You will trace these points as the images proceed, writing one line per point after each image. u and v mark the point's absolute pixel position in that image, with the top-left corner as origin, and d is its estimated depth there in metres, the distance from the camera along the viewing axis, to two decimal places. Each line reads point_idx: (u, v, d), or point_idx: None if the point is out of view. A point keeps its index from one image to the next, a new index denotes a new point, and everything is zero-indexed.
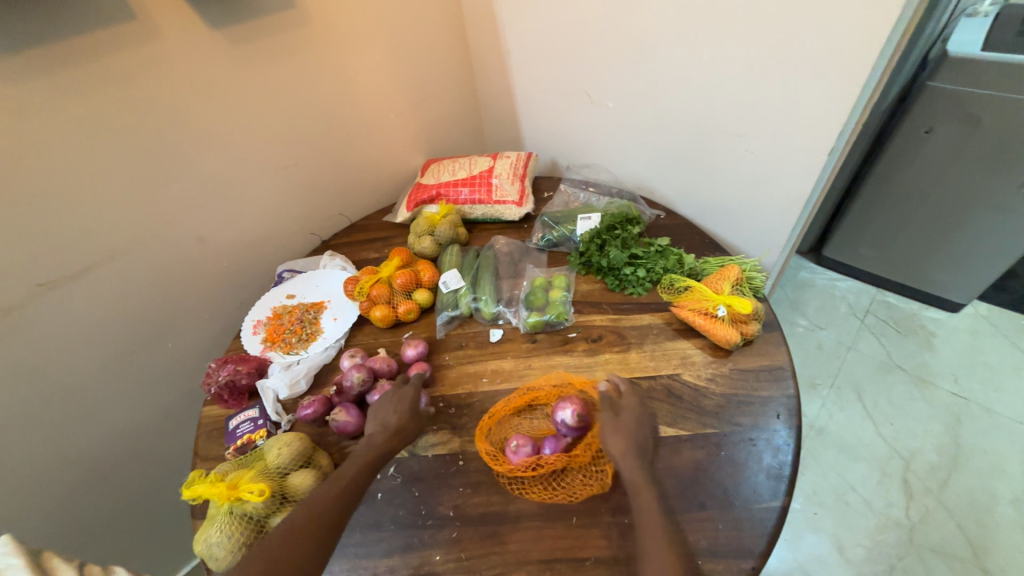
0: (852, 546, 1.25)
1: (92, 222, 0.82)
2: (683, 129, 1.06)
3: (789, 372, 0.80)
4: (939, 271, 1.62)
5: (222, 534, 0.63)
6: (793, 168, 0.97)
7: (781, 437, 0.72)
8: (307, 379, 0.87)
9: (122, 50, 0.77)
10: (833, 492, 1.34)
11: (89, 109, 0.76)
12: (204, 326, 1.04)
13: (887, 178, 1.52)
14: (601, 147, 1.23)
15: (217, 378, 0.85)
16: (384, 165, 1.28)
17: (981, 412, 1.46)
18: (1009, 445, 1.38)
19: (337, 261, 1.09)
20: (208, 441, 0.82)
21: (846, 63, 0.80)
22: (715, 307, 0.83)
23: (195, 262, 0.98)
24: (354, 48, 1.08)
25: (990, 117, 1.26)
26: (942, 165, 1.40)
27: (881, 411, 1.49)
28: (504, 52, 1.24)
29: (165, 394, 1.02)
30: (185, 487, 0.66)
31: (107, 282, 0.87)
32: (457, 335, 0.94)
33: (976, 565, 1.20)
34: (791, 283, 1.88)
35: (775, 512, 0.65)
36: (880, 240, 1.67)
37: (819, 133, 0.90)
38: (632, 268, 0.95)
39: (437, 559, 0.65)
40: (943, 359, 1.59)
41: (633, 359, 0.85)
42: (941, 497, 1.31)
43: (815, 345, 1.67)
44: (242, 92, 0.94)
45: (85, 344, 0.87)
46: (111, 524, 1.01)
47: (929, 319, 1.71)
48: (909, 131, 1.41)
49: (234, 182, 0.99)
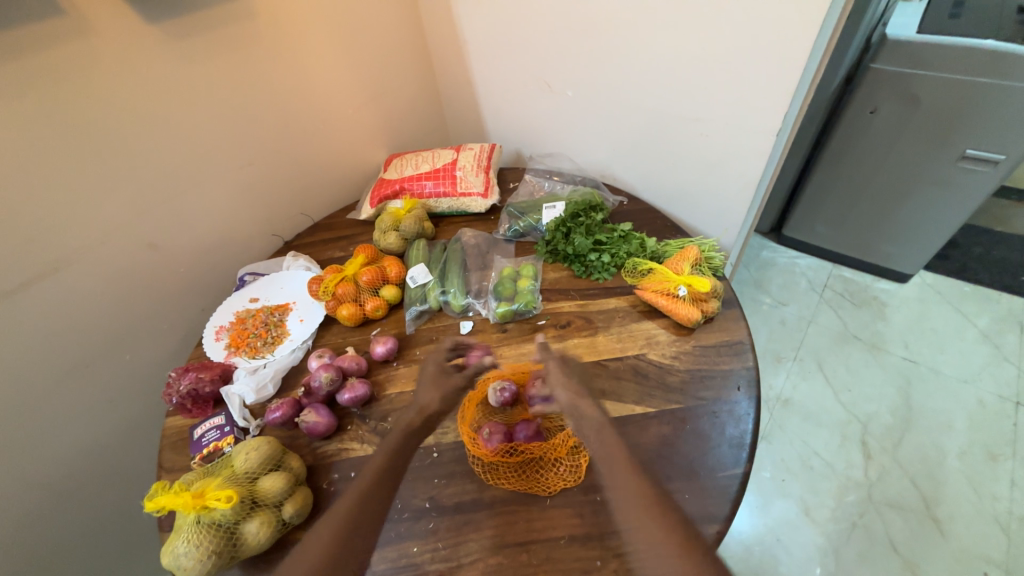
0: (818, 508, 1.32)
1: (32, 231, 0.77)
2: (640, 116, 1.08)
3: (748, 345, 0.83)
4: (888, 244, 1.71)
5: (189, 543, 0.61)
6: (745, 151, 1.01)
7: (742, 407, 0.76)
8: (274, 383, 0.85)
9: (53, 48, 0.73)
10: (799, 458, 1.41)
11: (20, 110, 0.72)
12: (163, 336, 1.00)
13: (839, 157, 1.59)
14: (563, 136, 1.24)
15: (178, 388, 0.82)
16: (345, 161, 1.25)
17: (929, 373, 1.56)
18: (954, 402, 1.49)
19: (301, 261, 1.07)
20: (173, 452, 0.80)
21: (789, 47, 0.83)
22: (676, 287, 0.86)
23: (150, 268, 0.94)
24: (304, 42, 1.05)
25: (927, 96, 1.33)
26: (888, 143, 1.48)
27: (840, 379, 1.57)
28: (462, 43, 1.23)
29: (126, 408, 0.98)
30: (147, 499, 0.64)
31: (54, 293, 0.82)
32: (428, 330, 0.93)
33: (929, 515, 1.28)
34: (753, 263, 1.95)
35: (737, 478, 0.68)
36: (833, 218, 1.75)
37: (766, 117, 0.94)
38: (597, 254, 0.97)
39: (414, 551, 0.65)
40: (894, 327, 1.69)
41: (600, 343, 0.87)
42: (895, 455, 1.39)
43: (777, 322, 1.75)
44: (188, 90, 0.90)
45: (34, 360, 0.82)
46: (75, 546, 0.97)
47: (880, 291, 1.80)
48: (856, 111, 1.47)
49: (186, 185, 0.95)
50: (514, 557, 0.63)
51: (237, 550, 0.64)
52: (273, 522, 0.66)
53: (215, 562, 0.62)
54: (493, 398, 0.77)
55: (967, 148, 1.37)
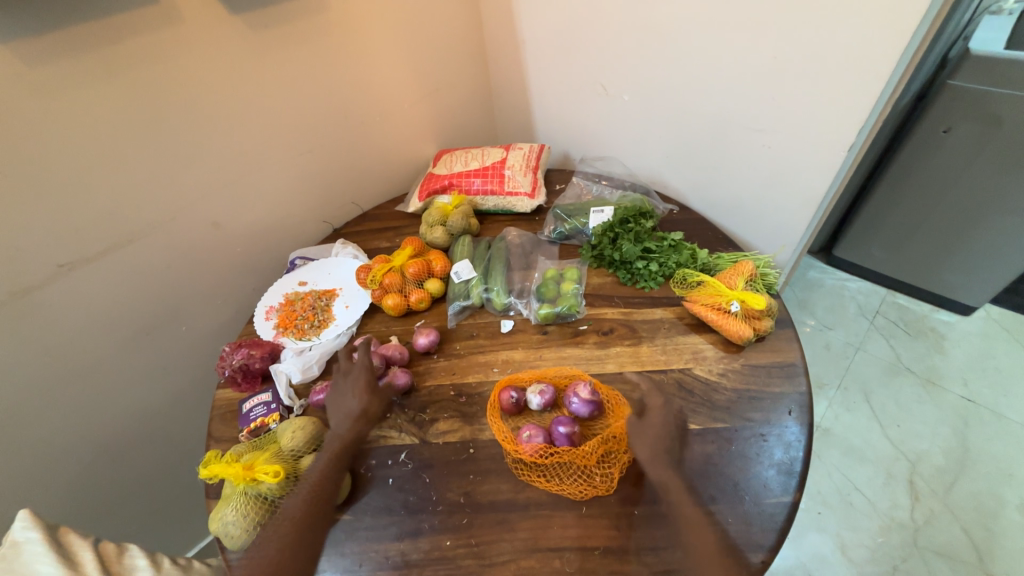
0: (856, 547, 1.25)
1: (111, 205, 0.82)
2: (700, 123, 1.05)
3: (801, 369, 0.80)
4: (952, 273, 1.60)
5: (237, 513, 0.64)
6: (812, 165, 0.96)
7: (792, 433, 0.72)
8: (319, 365, 0.88)
9: (144, 34, 0.77)
10: (837, 492, 1.34)
11: (110, 90, 0.76)
12: (217, 311, 1.05)
13: (904, 177, 1.50)
14: (615, 140, 1.22)
15: (231, 362, 0.86)
16: (396, 154, 1.27)
17: (990, 416, 1.45)
18: (1017, 449, 1.38)
19: (349, 249, 1.10)
20: (222, 423, 0.84)
21: (872, 57, 0.79)
22: (728, 302, 0.83)
23: (210, 246, 0.98)
24: (367, 36, 1.07)
25: (1010, 117, 1.24)
26: (961, 165, 1.38)
27: (888, 413, 1.48)
28: (520, 42, 1.23)
29: (179, 377, 1.03)
30: (201, 466, 0.67)
31: (126, 264, 0.87)
32: (468, 325, 0.94)
33: (981, 569, 1.19)
34: (801, 282, 1.86)
35: (785, 507, 0.66)
36: (893, 241, 1.66)
37: (839, 130, 0.89)
38: (644, 262, 0.95)
39: (447, 544, 0.66)
40: (953, 362, 1.58)
41: (644, 353, 0.85)
42: (946, 499, 1.30)
43: (823, 346, 1.66)
44: (259, 78, 0.94)
45: (103, 326, 0.88)
46: (125, 503, 1.03)
47: (940, 322, 1.69)
48: (928, 130, 1.38)
49: (249, 169, 0.99)
50: (547, 563, 0.63)
51: None
52: None
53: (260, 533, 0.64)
54: (533, 400, 0.76)
55: None
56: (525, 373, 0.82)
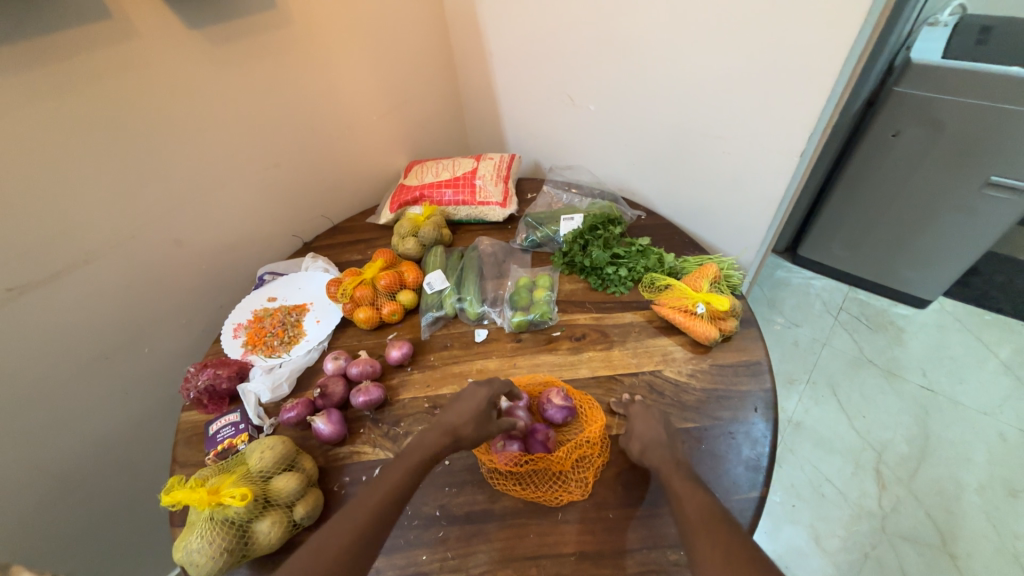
0: (829, 536, 1.29)
1: (65, 224, 0.79)
2: (661, 131, 1.09)
3: (765, 366, 0.83)
4: (906, 269, 1.69)
5: (202, 539, 0.61)
6: (768, 170, 1.01)
7: (759, 429, 0.75)
8: (290, 383, 0.86)
9: (97, 49, 0.75)
10: (810, 484, 1.38)
11: (62, 106, 0.74)
12: (182, 331, 1.02)
13: (859, 178, 1.57)
14: (582, 148, 1.25)
15: (196, 383, 0.83)
16: (366, 166, 1.27)
17: (947, 403, 1.52)
18: (972, 434, 1.45)
19: (320, 263, 1.08)
20: (187, 447, 0.81)
21: (817, 70, 0.83)
22: (695, 304, 0.85)
23: (173, 264, 0.96)
24: (333, 49, 1.07)
25: (951, 121, 1.32)
26: (909, 166, 1.46)
27: (854, 405, 1.54)
28: (487, 54, 1.25)
29: (142, 400, 1.00)
30: (164, 493, 0.65)
31: (82, 285, 0.84)
32: (442, 336, 0.94)
33: (945, 551, 1.25)
34: (768, 282, 1.93)
35: (753, 502, 0.68)
36: (851, 240, 1.73)
37: (791, 137, 0.93)
38: (614, 268, 0.97)
39: (423, 559, 0.65)
40: (912, 354, 1.66)
41: (616, 357, 0.86)
42: (911, 485, 1.36)
43: (791, 343, 1.72)
44: (222, 93, 0.92)
45: (57, 350, 0.84)
46: (83, 536, 0.98)
47: (898, 315, 1.78)
48: (878, 134, 1.46)
49: (213, 184, 0.97)
50: (524, 571, 0.63)
51: (247, 549, 0.64)
52: (285, 522, 0.66)
53: (226, 559, 0.62)
54: (508, 407, 0.76)
55: (992, 175, 1.35)
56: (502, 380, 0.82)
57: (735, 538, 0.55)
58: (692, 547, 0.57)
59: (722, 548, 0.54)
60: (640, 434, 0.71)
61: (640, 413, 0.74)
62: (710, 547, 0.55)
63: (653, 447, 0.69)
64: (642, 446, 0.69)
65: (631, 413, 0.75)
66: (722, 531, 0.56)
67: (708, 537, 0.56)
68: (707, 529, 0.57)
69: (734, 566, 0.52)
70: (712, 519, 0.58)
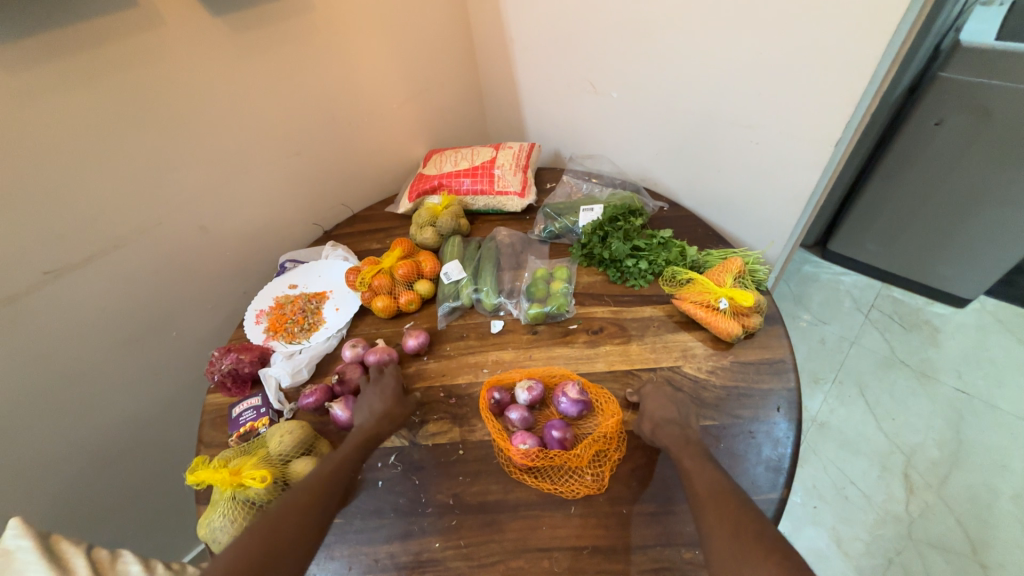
0: (851, 540, 1.25)
1: (96, 211, 0.82)
2: (687, 119, 1.05)
3: (790, 365, 0.80)
4: (946, 265, 1.60)
5: (225, 518, 0.64)
6: (799, 161, 0.96)
7: (781, 429, 0.72)
8: (309, 368, 0.87)
9: (124, 38, 0.76)
10: (833, 487, 1.34)
11: (92, 95, 0.76)
12: (207, 316, 1.05)
13: (896, 169, 1.49)
14: (604, 138, 1.22)
15: (220, 367, 0.85)
16: (386, 155, 1.27)
17: (984, 407, 1.45)
18: (1011, 440, 1.38)
19: (339, 252, 1.09)
20: (212, 428, 0.83)
21: (856, 54, 0.79)
22: (717, 299, 0.83)
23: (198, 251, 0.98)
24: (354, 36, 1.07)
25: (1001, 108, 1.23)
26: (952, 157, 1.38)
27: (882, 407, 1.48)
28: (507, 40, 1.23)
29: (171, 381, 1.03)
30: (189, 472, 0.67)
31: (113, 270, 0.87)
32: (458, 326, 0.94)
33: (976, 560, 1.20)
34: (795, 277, 1.86)
35: (773, 503, 0.66)
36: (886, 234, 1.65)
37: (825, 126, 0.89)
38: (634, 260, 0.94)
39: (436, 546, 0.66)
40: (947, 355, 1.58)
41: (633, 352, 0.85)
42: (941, 491, 1.31)
43: (818, 340, 1.66)
44: (244, 81, 0.93)
45: (91, 332, 0.88)
46: (117, 508, 1.03)
47: (934, 315, 1.69)
48: (919, 122, 1.38)
49: (236, 173, 0.99)
50: (536, 563, 0.63)
51: None
52: None
53: None
54: (520, 396, 0.75)
55: None
56: (515, 371, 0.82)
57: (744, 512, 0.56)
58: (703, 521, 0.57)
59: (730, 520, 0.55)
60: (651, 415, 0.71)
61: (654, 395, 0.74)
62: (720, 521, 0.55)
63: (664, 427, 0.69)
64: (654, 425, 0.70)
65: (644, 394, 0.75)
66: (731, 505, 0.57)
67: (716, 511, 0.57)
68: (718, 504, 0.57)
69: (742, 538, 0.53)
70: (720, 492, 0.58)
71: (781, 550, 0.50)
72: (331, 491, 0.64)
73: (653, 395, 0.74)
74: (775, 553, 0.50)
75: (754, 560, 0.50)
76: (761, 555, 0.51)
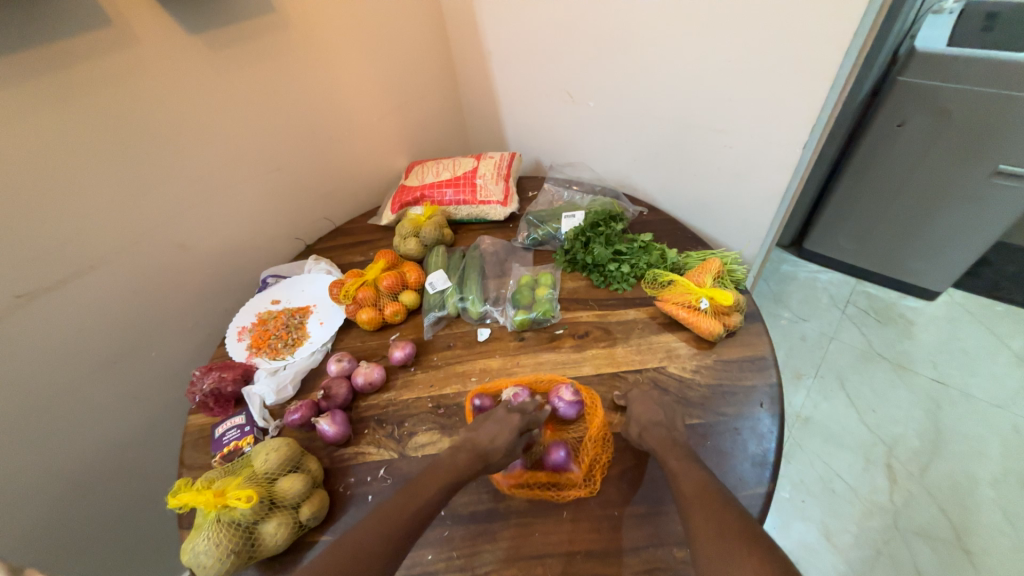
0: (840, 533, 1.28)
1: (70, 231, 0.80)
2: (662, 126, 1.08)
3: (771, 361, 0.82)
4: (914, 261, 1.67)
5: (209, 542, 0.62)
6: (771, 163, 1.00)
7: (765, 424, 0.74)
8: (294, 385, 0.86)
9: (98, 57, 0.76)
10: (820, 480, 1.37)
11: (65, 115, 0.75)
12: (188, 335, 1.03)
13: (865, 169, 1.55)
14: (583, 145, 1.25)
15: (201, 386, 0.83)
16: (367, 167, 1.27)
17: (959, 396, 1.50)
18: (985, 427, 1.43)
19: (323, 265, 1.09)
20: (194, 450, 0.81)
21: (819, 60, 0.82)
22: (698, 299, 0.85)
23: (178, 269, 0.96)
24: (332, 50, 1.07)
25: (958, 109, 1.30)
26: (916, 156, 1.44)
27: (863, 399, 1.52)
28: (485, 53, 1.25)
29: (150, 404, 1.00)
30: (171, 496, 0.65)
31: (87, 291, 0.85)
32: (445, 336, 0.94)
33: (959, 546, 1.23)
34: (774, 276, 1.91)
35: (760, 497, 0.67)
36: (858, 232, 1.71)
37: (793, 129, 0.92)
38: (617, 264, 0.96)
39: (428, 559, 0.65)
40: (922, 347, 1.64)
41: (619, 354, 0.86)
42: (922, 480, 1.34)
43: (798, 337, 1.71)
44: (221, 96, 0.92)
45: (66, 355, 0.85)
46: (95, 539, 0.99)
47: (907, 308, 1.75)
48: (883, 124, 1.44)
49: (216, 189, 0.98)
50: (530, 570, 0.62)
51: (254, 550, 0.64)
52: (290, 524, 0.66)
53: (234, 561, 0.63)
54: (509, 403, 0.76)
55: (1000, 163, 1.32)
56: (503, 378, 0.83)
57: (729, 510, 0.57)
58: (689, 520, 0.58)
59: (716, 520, 0.56)
60: (638, 417, 0.72)
61: (640, 397, 0.75)
62: (705, 520, 0.56)
63: (652, 429, 0.70)
64: (641, 426, 0.71)
65: (632, 397, 0.76)
66: (716, 504, 0.57)
67: (704, 510, 0.57)
68: (703, 504, 0.58)
69: (727, 535, 0.54)
70: (705, 491, 0.59)
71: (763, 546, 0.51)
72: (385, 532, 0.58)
73: (642, 397, 0.75)
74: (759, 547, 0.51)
75: (739, 557, 0.51)
76: (745, 551, 0.51)
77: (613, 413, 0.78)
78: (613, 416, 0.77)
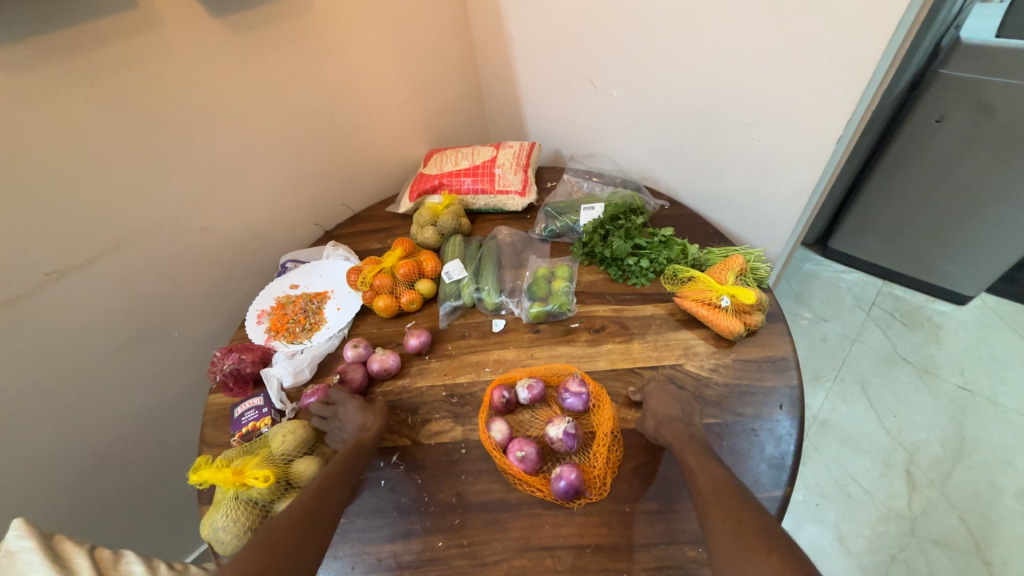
0: (854, 538, 1.25)
1: (97, 211, 0.82)
2: (687, 117, 1.05)
3: (792, 362, 0.80)
4: (946, 263, 1.60)
5: (228, 518, 0.64)
6: (800, 158, 0.96)
7: (784, 427, 0.72)
8: (311, 368, 0.88)
9: (124, 39, 0.76)
10: (835, 484, 1.34)
11: (93, 96, 0.76)
12: (209, 316, 1.05)
13: (898, 166, 1.49)
14: (604, 136, 1.22)
15: (221, 367, 0.85)
16: (386, 155, 1.27)
17: (987, 404, 1.45)
18: (1013, 436, 1.38)
19: (340, 252, 1.09)
20: (214, 429, 0.83)
21: (858, 49, 0.79)
22: (719, 297, 0.83)
23: (200, 251, 0.98)
24: (353, 34, 1.07)
25: (1002, 105, 1.23)
26: (954, 154, 1.37)
27: (884, 404, 1.48)
28: (507, 39, 1.23)
29: (172, 382, 1.03)
30: (191, 472, 0.67)
31: (114, 270, 0.87)
32: (460, 325, 0.94)
33: (979, 557, 1.20)
34: (797, 275, 1.86)
35: (777, 500, 0.66)
36: (887, 231, 1.65)
37: (826, 122, 0.89)
38: (635, 259, 0.94)
39: (439, 545, 0.66)
40: (949, 352, 1.58)
41: (635, 350, 0.85)
42: (943, 488, 1.31)
43: (819, 338, 1.66)
44: (244, 80, 0.93)
45: (92, 332, 0.87)
46: (119, 509, 1.03)
47: (935, 312, 1.69)
48: (920, 119, 1.37)
49: (237, 173, 0.99)
50: (539, 561, 0.63)
51: None
52: None
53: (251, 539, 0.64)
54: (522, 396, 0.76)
55: None
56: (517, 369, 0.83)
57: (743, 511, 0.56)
58: (706, 518, 0.57)
59: (734, 518, 0.55)
60: (654, 414, 0.71)
61: (657, 393, 0.74)
62: (722, 519, 0.55)
63: (668, 425, 0.69)
64: (657, 422, 0.70)
65: (649, 393, 0.75)
66: (734, 502, 0.56)
67: (721, 509, 0.56)
68: (721, 502, 0.57)
69: (743, 534, 0.53)
70: (724, 489, 0.58)
71: (782, 545, 0.50)
72: (341, 483, 0.65)
73: (659, 393, 0.74)
74: (776, 548, 0.50)
75: (756, 558, 0.50)
76: (763, 552, 0.50)
77: (628, 409, 0.77)
78: (628, 412, 0.76)
